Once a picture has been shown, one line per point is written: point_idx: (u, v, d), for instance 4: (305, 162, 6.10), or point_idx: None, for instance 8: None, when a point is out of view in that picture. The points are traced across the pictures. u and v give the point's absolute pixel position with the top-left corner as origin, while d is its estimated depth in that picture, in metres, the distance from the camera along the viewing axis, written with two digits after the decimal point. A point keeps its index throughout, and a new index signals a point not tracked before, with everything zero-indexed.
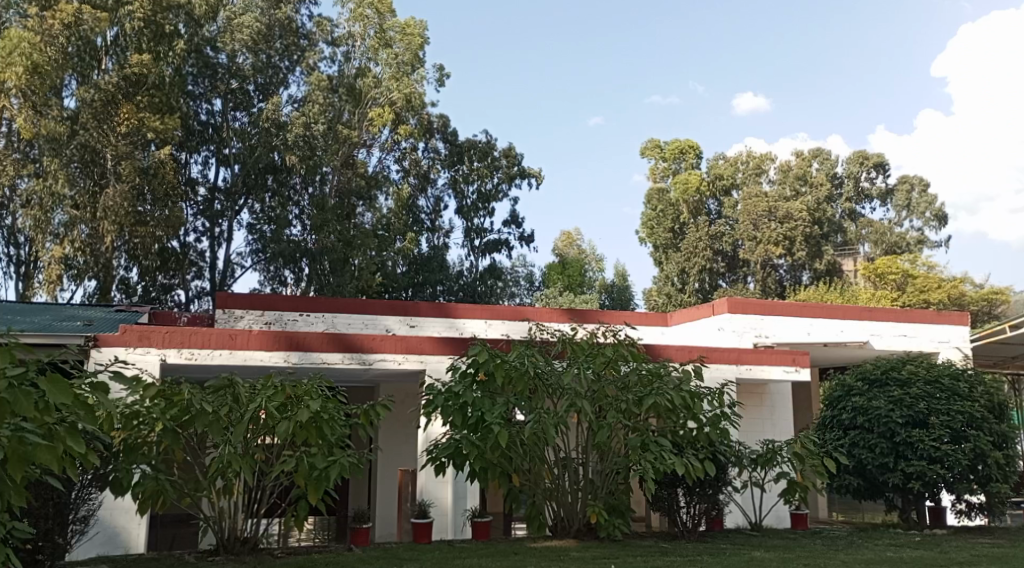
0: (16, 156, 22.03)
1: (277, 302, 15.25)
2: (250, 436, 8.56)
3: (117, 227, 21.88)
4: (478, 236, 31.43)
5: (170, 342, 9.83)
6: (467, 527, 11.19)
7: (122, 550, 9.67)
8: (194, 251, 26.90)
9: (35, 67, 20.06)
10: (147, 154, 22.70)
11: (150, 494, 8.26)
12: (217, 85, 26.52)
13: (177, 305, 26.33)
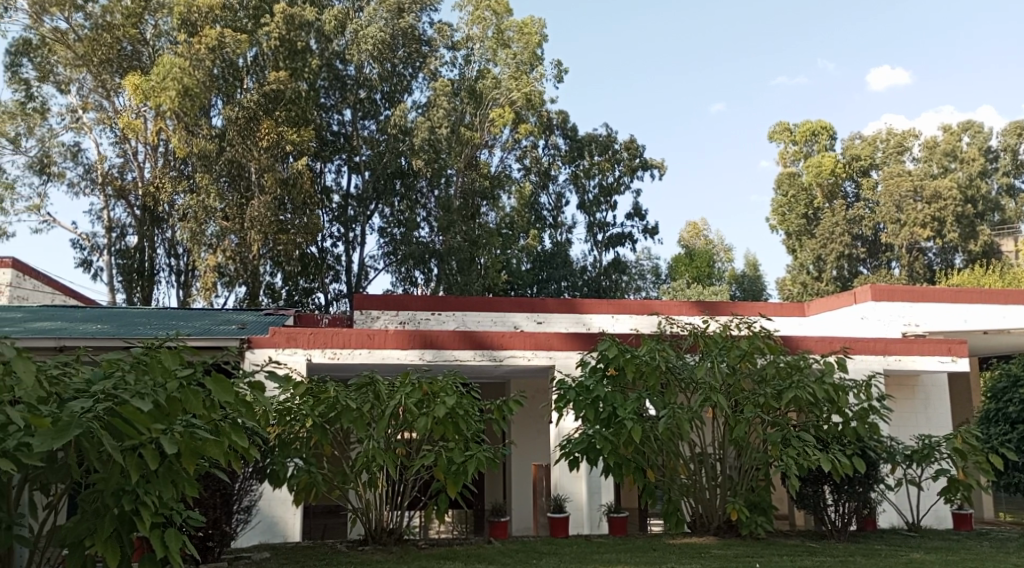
0: (172, 174, 23.80)
1: (411, 302, 15.81)
2: (391, 432, 8.91)
3: (263, 235, 23.09)
4: (601, 230, 31.40)
5: (315, 343, 10.38)
6: (604, 522, 11.25)
7: (281, 539, 10.29)
8: (331, 256, 28.07)
9: (186, 90, 21.62)
10: (285, 166, 23.81)
11: (303, 487, 8.67)
12: (347, 96, 27.84)
13: (318, 307, 27.42)
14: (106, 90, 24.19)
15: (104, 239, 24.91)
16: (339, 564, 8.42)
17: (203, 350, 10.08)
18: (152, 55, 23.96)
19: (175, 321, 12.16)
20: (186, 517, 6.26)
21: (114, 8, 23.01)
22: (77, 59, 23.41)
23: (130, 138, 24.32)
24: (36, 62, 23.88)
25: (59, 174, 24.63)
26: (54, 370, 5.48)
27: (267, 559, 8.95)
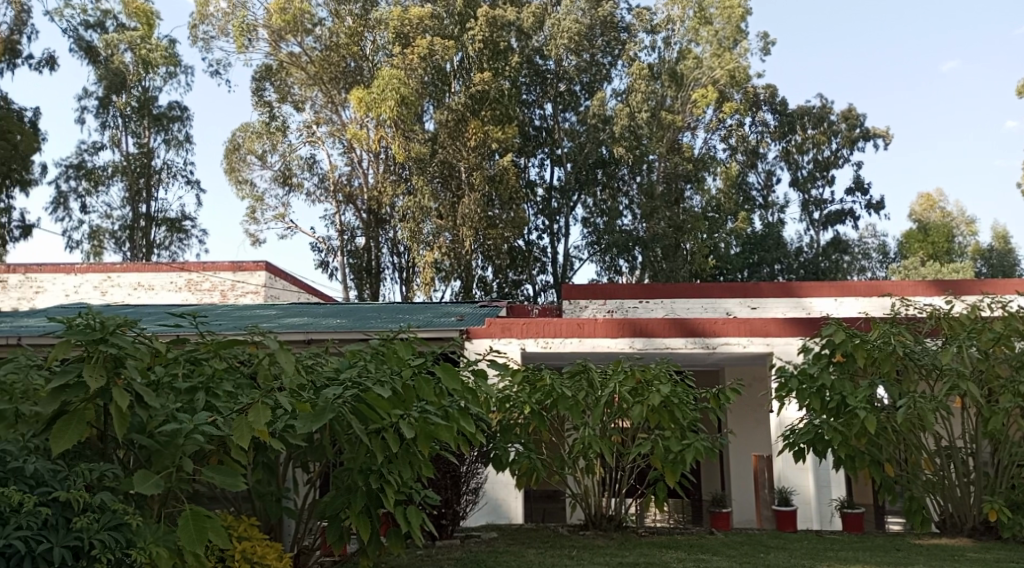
0: (392, 178, 25.35)
1: (618, 291, 15.97)
2: (607, 420, 9.06)
3: (473, 231, 24.16)
4: (818, 208, 29.92)
5: (527, 333, 10.74)
6: (836, 518, 10.75)
7: (507, 521, 10.76)
8: (537, 248, 28.62)
9: (403, 99, 23.06)
10: (493, 162, 24.67)
11: (524, 472, 8.93)
12: (548, 90, 28.33)
13: (527, 299, 28.05)
14: (334, 105, 26.29)
15: (337, 242, 26.95)
16: (563, 548, 8.69)
17: (430, 339, 10.70)
18: (372, 69, 25.69)
19: (402, 315, 13.01)
20: (425, 497, 6.66)
21: (338, 30, 25.11)
22: (310, 79, 25.86)
23: (356, 147, 25.98)
24: (275, 85, 26.38)
25: (299, 184, 26.92)
26: (309, 359, 6.03)
27: (495, 539, 9.42)
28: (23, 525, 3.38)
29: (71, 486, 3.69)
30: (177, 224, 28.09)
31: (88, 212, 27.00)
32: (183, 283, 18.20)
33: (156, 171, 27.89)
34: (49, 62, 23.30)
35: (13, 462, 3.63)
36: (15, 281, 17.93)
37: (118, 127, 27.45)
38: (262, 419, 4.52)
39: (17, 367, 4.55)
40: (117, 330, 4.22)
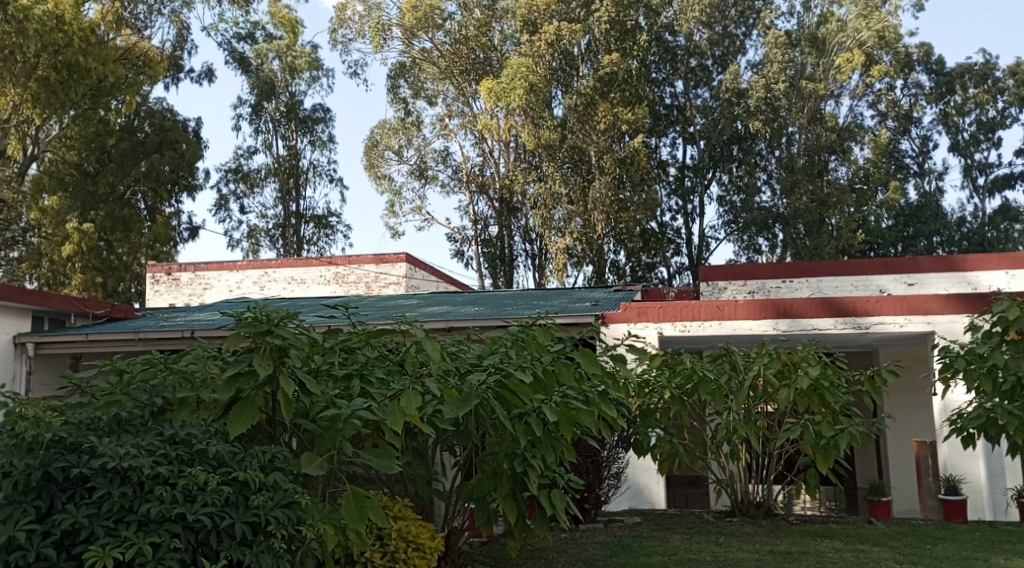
0: (523, 166, 25.73)
1: (759, 271, 15.57)
2: (751, 404, 8.90)
3: (605, 216, 24.00)
4: (982, 173, 28.03)
5: (664, 316, 10.64)
6: (1012, 508, 10.12)
7: (649, 506, 10.70)
8: (672, 230, 28.18)
9: (532, 86, 23.35)
10: (623, 144, 24.48)
11: (666, 457, 8.77)
12: (677, 66, 27.79)
13: (661, 281, 27.72)
14: (465, 97, 26.60)
15: (472, 231, 27.49)
16: (710, 535, 8.59)
17: (569, 325, 10.78)
18: (501, 59, 26.09)
19: (539, 301, 13.16)
20: (569, 481, 6.70)
21: (467, 22, 25.73)
22: (440, 73, 26.36)
23: (488, 138, 26.47)
24: (410, 81, 27.28)
25: (434, 177, 27.63)
26: (453, 346, 6.18)
27: (639, 523, 9.45)
28: (208, 502, 3.71)
29: (247, 466, 4.01)
30: (324, 220, 29.53)
31: (246, 212, 28.73)
32: (332, 276, 19.06)
33: (303, 171, 29.34)
34: (207, 74, 24.98)
35: (197, 444, 3.99)
36: (186, 279, 19.37)
37: (269, 132, 29.04)
38: (413, 404, 4.72)
39: (194, 358, 4.97)
40: (280, 322, 4.53)
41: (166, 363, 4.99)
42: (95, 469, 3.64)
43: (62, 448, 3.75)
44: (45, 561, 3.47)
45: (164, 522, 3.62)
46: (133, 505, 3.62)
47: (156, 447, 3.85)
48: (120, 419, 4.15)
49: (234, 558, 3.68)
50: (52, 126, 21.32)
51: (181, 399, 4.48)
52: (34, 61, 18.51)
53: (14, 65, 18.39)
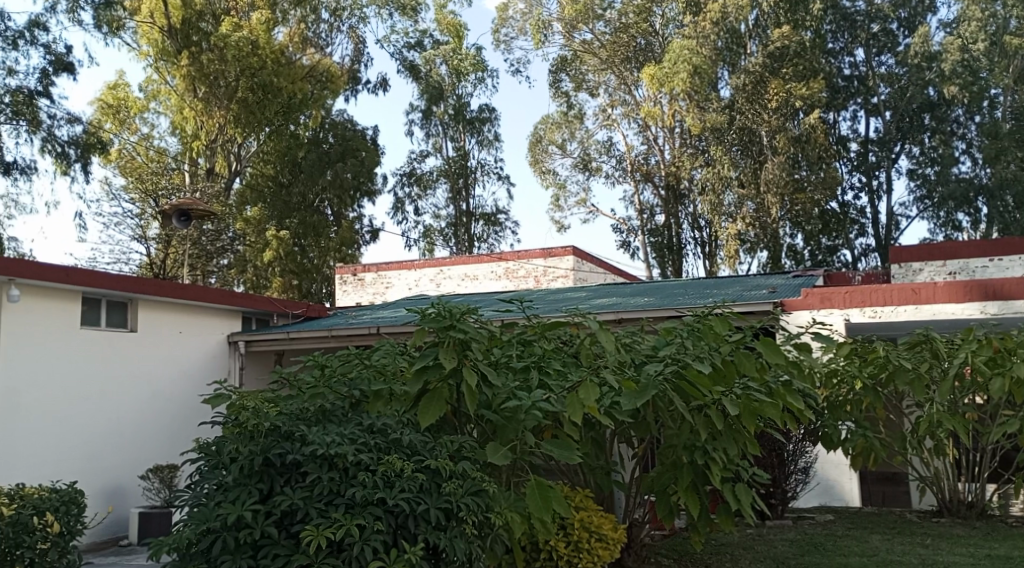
0: (689, 151, 25.15)
1: (961, 250, 14.48)
2: (957, 395, 8.33)
3: (780, 197, 22.93)
4: None
5: (852, 302, 10.06)
6: None
7: (842, 503, 9.91)
8: (854, 209, 26.47)
9: (696, 69, 23.07)
10: (798, 122, 23.28)
11: (860, 452, 8.31)
12: (858, 34, 26.21)
13: (845, 266, 26.33)
14: (627, 85, 26.37)
15: (638, 221, 27.26)
16: (914, 535, 8.11)
17: (748, 314, 10.43)
18: (664, 43, 25.68)
19: (712, 290, 12.91)
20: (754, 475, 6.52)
21: (627, 9, 25.69)
22: (602, 63, 26.40)
23: (652, 125, 26.11)
24: (572, 74, 27.29)
25: (597, 168, 27.57)
26: (627, 337, 6.14)
27: (833, 521, 9.04)
28: (405, 488, 3.96)
29: (438, 455, 4.26)
30: (493, 218, 30.28)
31: (421, 214, 29.90)
32: (502, 271, 19.52)
33: (472, 171, 30.22)
34: (382, 84, 26.22)
35: (393, 433, 4.27)
36: (369, 279, 20.47)
37: (439, 135, 30.03)
38: (591, 395, 4.78)
39: (386, 354, 5.33)
40: (461, 317, 4.73)
41: (360, 358, 5.37)
42: (306, 455, 3.98)
43: (277, 435, 4.10)
44: (269, 539, 3.85)
45: (367, 505, 3.90)
46: (340, 488, 3.92)
47: (358, 436, 4.15)
48: (324, 410, 4.52)
49: (430, 541, 3.94)
50: (250, 143, 23.11)
51: (376, 391, 4.82)
52: (235, 84, 20.97)
53: (219, 88, 21.14)
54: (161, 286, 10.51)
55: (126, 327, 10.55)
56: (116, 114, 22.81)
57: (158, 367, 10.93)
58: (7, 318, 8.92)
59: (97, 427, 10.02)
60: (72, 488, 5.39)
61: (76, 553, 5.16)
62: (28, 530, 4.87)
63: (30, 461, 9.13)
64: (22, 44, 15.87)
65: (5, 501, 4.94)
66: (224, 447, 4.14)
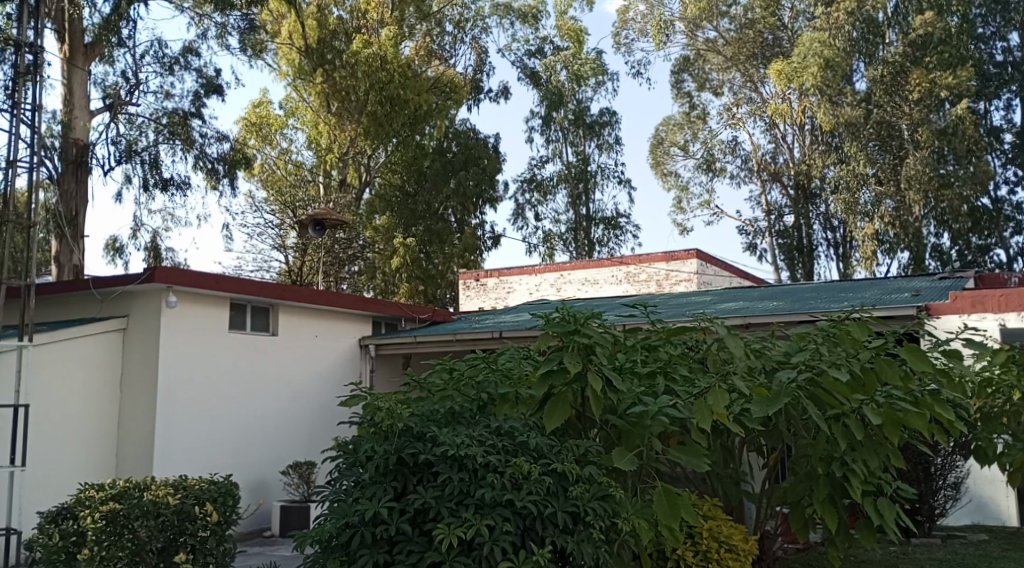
0: (821, 148, 24.21)
1: None
2: None
3: (924, 195, 21.73)
4: None
5: (1008, 306, 9.43)
6: None
7: (998, 522, 9.22)
8: (1010, 205, 25.07)
9: (827, 62, 22.25)
10: (943, 113, 22.18)
11: (1017, 467, 7.71)
12: (1011, 17, 24.72)
13: (998, 266, 24.59)
14: (753, 82, 25.81)
15: (765, 223, 26.50)
16: None
17: (891, 318, 9.94)
18: (793, 37, 25.04)
19: (847, 294, 12.40)
20: (899, 490, 6.19)
21: (754, 5, 25.27)
22: (727, 61, 25.97)
23: (780, 123, 25.18)
24: (695, 74, 26.97)
25: (721, 169, 27.00)
26: (757, 342, 5.97)
27: (986, 541, 8.48)
28: (533, 490, 4.02)
29: (564, 459, 4.30)
30: (613, 221, 30.15)
31: (541, 219, 30.09)
32: (622, 276, 19.48)
33: (592, 175, 30.20)
34: (504, 92, 26.55)
35: (520, 436, 4.34)
36: (492, 284, 20.74)
37: (559, 140, 30.18)
38: (720, 402, 4.67)
39: (511, 357, 5.40)
40: (586, 321, 4.75)
41: (487, 361, 5.46)
42: (438, 455, 4.10)
43: (409, 436, 4.26)
44: (403, 536, 3.99)
45: (496, 506, 3.97)
46: (470, 489, 4.01)
47: (486, 438, 4.24)
48: (453, 413, 4.63)
49: (558, 544, 3.98)
50: (379, 154, 23.89)
51: (502, 394, 4.89)
52: (365, 99, 21.80)
53: (351, 103, 22.14)
54: (300, 293, 11.04)
55: (268, 331, 11.11)
56: (259, 130, 23.64)
57: (297, 369, 11.46)
58: (165, 322, 9.58)
59: (244, 424, 10.62)
60: (228, 479, 5.11)
61: (234, 544, 4.92)
62: (190, 518, 4.67)
63: (185, 455, 9.77)
64: (177, 68, 16.98)
65: (168, 489, 4.71)
66: (361, 446, 4.33)
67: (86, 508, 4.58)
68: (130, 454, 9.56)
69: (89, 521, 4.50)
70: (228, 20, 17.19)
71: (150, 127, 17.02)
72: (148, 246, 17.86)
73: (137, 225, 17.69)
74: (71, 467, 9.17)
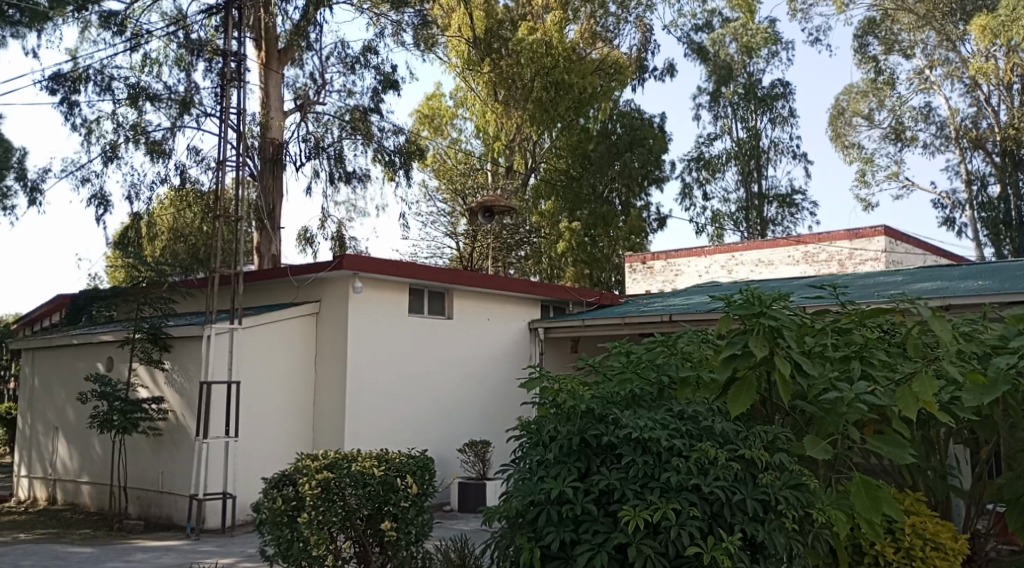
0: None
1: None
2: None
3: None
4: None
5: None
6: None
7: None
8: None
9: None
10: None
11: None
12: None
13: None
14: (951, 41, 23.91)
15: (965, 194, 24.65)
16: None
17: None
18: None
19: None
20: None
21: None
22: (919, 20, 23.99)
23: (982, 83, 23.54)
24: (882, 36, 25.01)
25: (913, 137, 25.45)
26: (965, 326, 5.51)
27: None
28: (720, 476, 3.97)
29: (752, 445, 4.19)
30: (788, 199, 28.97)
31: (709, 198, 29.28)
32: (801, 256, 18.61)
33: (765, 151, 29.09)
34: (669, 70, 26.01)
35: (704, 421, 4.27)
36: (659, 267, 20.41)
37: (729, 116, 29.13)
38: (927, 390, 4.37)
39: (690, 341, 5.29)
40: (771, 303, 4.61)
41: (666, 345, 5.37)
42: (620, 438, 4.11)
43: (591, 418, 4.27)
44: (588, 515, 4.01)
45: (682, 490, 3.95)
46: (655, 472, 4.00)
47: (669, 421, 4.20)
48: (634, 396, 4.62)
49: (748, 532, 3.91)
50: (545, 140, 24.12)
51: (683, 378, 4.80)
52: (531, 85, 22.22)
53: (517, 90, 22.49)
54: (474, 278, 11.36)
55: (443, 315, 11.51)
56: (432, 122, 25.27)
57: (472, 352, 11.81)
58: (353, 307, 10.15)
59: (426, 403, 11.09)
60: (423, 452, 5.33)
61: (431, 515, 5.19)
62: (393, 489, 4.95)
63: (375, 431, 10.36)
64: (358, 67, 17.82)
65: (372, 460, 4.98)
66: (544, 426, 4.40)
67: (303, 475, 4.83)
68: (326, 430, 10.22)
69: (307, 487, 4.73)
70: (403, 17, 17.87)
71: (335, 124, 17.98)
72: (334, 235, 18.93)
73: (325, 216, 18.79)
74: (276, 440, 9.92)
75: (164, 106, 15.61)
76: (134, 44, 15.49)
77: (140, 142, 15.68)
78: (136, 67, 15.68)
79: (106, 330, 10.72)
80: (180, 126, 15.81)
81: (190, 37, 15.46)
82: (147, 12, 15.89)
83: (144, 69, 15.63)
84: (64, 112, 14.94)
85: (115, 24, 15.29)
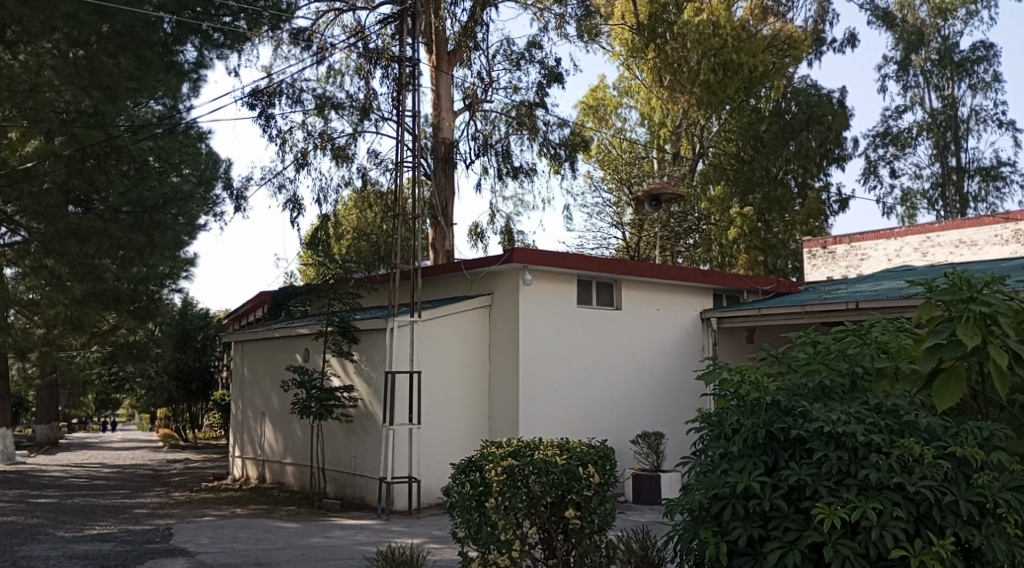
0: None
1: None
2: None
3: None
4: None
5: None
6: None
7: None
8: None
9: None
10: None
11: None
12: None
13: None
14: None
15: None
16: None
17: None
18: None
19: None
20: None
21: None
22: None
23: None
24: None
25: None
26: None
27: None
28: (928, 475, 3.68)
29: (965, 442, 3.85)
30: (993, 171, 26.55)
31: (898, 176, 27.37)
32: (1010, 235, 16.94)
33: (963, 121, 26.86)
34: (850, 40, 24.57)
35: (906, 415, 3.95)
36: (842, 251, 19.36)
37: (920, 86, 27.17)
38: None
39: (886, 330, 4.93)
40: (982, 288, 4.22)
41: (858, 333, 5.03)
42: (811, 432, 3.87)
43: (778, 411, 4.04)
44: (778, 512, 3.85)
45: (883, 489, 3.71)
46: (851, 469, 3.77)
47: (865, 416, 3.92)
48: (824, 387, 4.37)
49: (962, 537, 3.64)
50: (714, 123, 23.46)
51: (880, 369, 4.49)
52: (697, 68, 21.66)
53: (684, 74, 22.05)
54: (644, 268, 11.21)
55: (613, 306, 11.44)
56: (596, 113, 25.12)
57: (643, 343, 11.68)
58: (525, 299, 10.30)
59: (598, 393, 11.08)
60: (605, 443, 5.30)
61: (614, 506, 5.14)
62: (576, 478, 4.94)
63: (549, 421, 10.48)
64: (523, 63, 18.03)
65: (554, 449, 5.01)
66: (726, 419, 4.17)
67: (489, 461, 4.94)
68: (502, 420, 10.43)
69: (492, 473, 4.83)
70: (567, 9, 17.89)
71: (502, 120, 18.31)
72: (503, 230, 19.31)
73: (494, 211, 19.19)
74: (455, 428, 10.24)
75: (346, 113, 16.46)
76: (320, 57, 16.41)
77: (327, 149, 16.63)
78: (322, 78, 16.62)
79: (302, 324, 11.46)
80: (361, 131, 16.61)
81: (369, 47, 16.19)
82: (331, 26, 16.79)
83: (329, 80, 16.56)
84: (261, 125, 16.08)
85: (303, 40, 16.25)
